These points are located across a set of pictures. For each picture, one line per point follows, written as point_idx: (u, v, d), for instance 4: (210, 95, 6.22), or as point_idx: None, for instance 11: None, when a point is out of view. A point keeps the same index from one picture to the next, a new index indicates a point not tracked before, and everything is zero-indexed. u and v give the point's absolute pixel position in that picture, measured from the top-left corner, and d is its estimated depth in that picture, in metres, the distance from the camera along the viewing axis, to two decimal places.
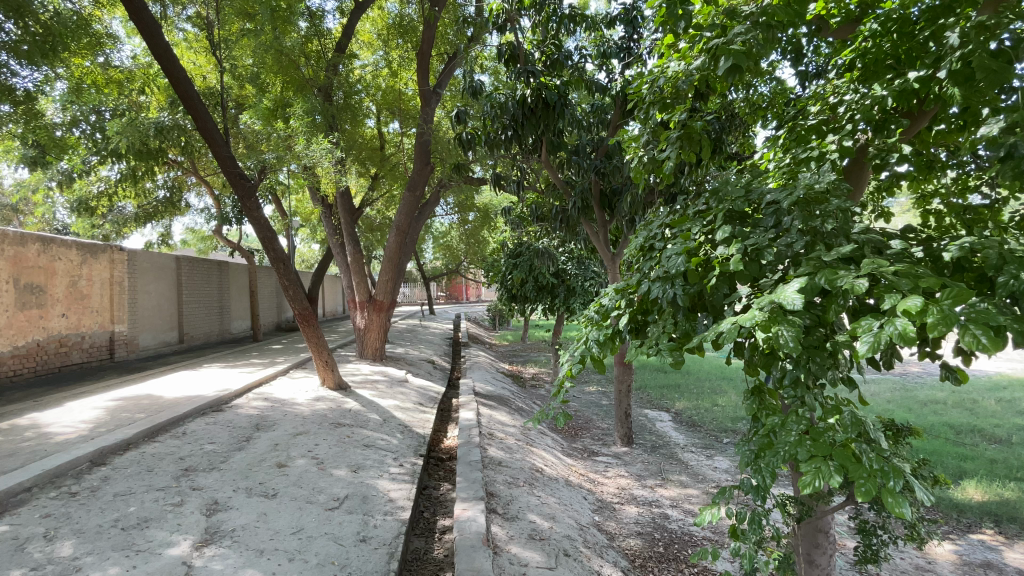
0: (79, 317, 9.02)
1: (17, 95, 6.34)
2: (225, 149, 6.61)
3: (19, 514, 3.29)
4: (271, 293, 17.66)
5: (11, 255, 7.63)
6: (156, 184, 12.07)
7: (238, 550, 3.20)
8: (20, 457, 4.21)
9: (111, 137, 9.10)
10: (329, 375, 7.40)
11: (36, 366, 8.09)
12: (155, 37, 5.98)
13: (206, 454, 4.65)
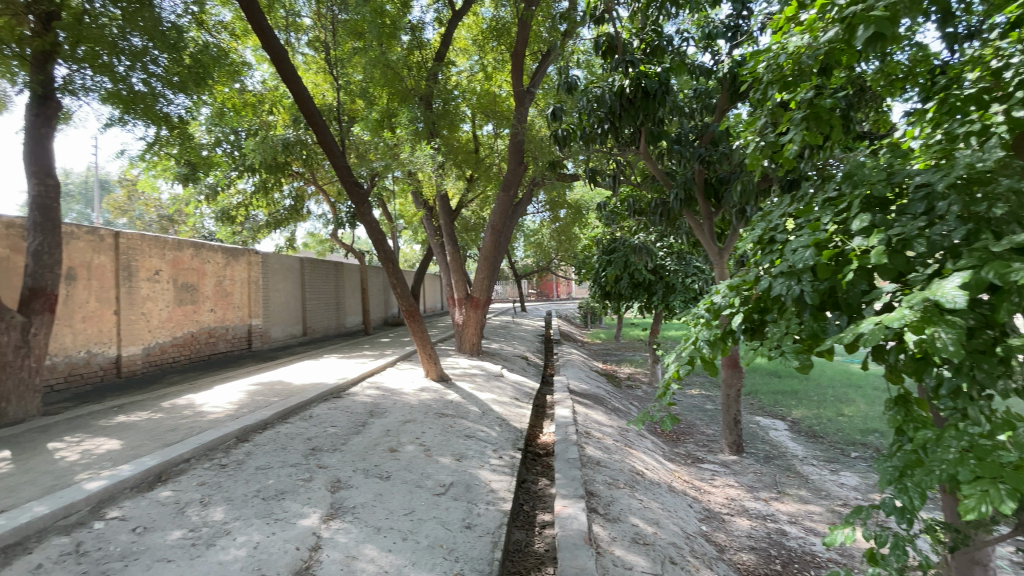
0: (224, 312, 10.41)
1: (173, 121, 7.44)
2: (341, 159, 7.17)
3: (181, 481, 3.84)
4: (378, 291, 19.03)
5: (172, 259, 9.00)
6: (283, 195, 13.59)
7: (359, 526, 3.48)
8: (183, 431, 4.95)
9: (247, 154, 10.55)
10: (432, 367, 7.81)
11: (191, 354, 9.46)
12: (283, 63, 6.63)
13: (328, 436, 5.13)
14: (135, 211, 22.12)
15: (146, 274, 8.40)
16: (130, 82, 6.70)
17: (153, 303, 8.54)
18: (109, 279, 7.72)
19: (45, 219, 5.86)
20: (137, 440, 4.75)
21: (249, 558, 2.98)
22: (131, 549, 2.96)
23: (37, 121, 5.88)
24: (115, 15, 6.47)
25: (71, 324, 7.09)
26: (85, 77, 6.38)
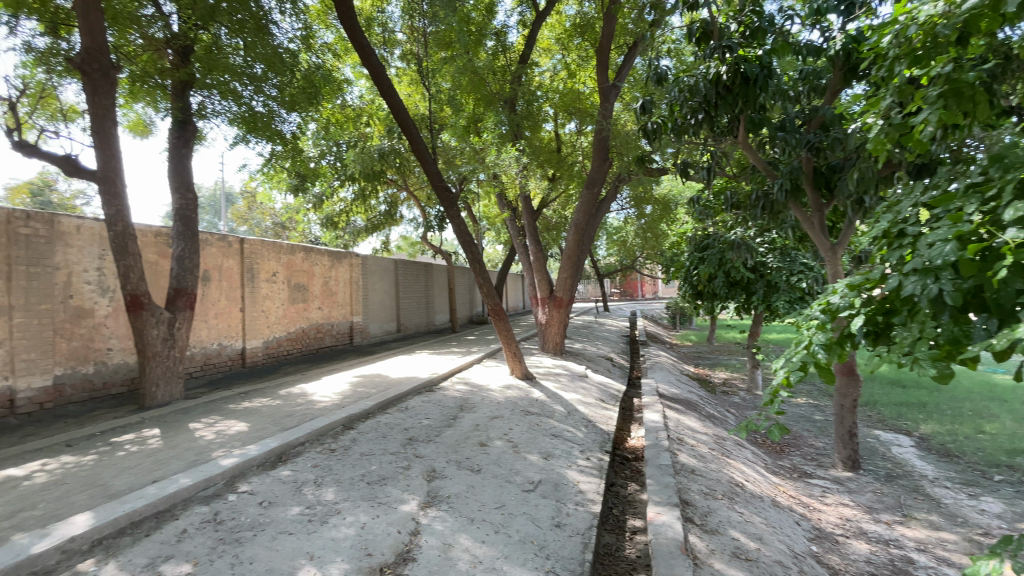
0: (329, 310, 11.37)
1: (286, 138, 8.24)
2: (432, 164, 7.49)
3: (298, 462, 4.25)
4: (465, 290, 19.68)
5: (287, 261, 10.00)
6: (378, 201, 14.51)
7: (454, 516, 3.64)
8: (298, 417, 5.49)
9: (349, 164, 11.43)
10: (518, 366, 7.94)
11: (302, 347, 10.44)
12: (380, 78, 7.05)
13: (423, 428, 5.42)
14: (255, 219, 24.80)
15: (266, 275, 9.41)
16: (250, 104, 7.53)
17: (270, 302, 9.54)
18: (236, 280, 8.74)
19: (185, 227, 6.80)
20: (259, 423, 5.33)
21: (357, 537, 3.23)
22: (259, 520, 3.33)
23: (178, 142, 6.83)
24: (238, 45, 7.29)
25: (206, 319, 8.13)
26: (215, 102, 7.27)
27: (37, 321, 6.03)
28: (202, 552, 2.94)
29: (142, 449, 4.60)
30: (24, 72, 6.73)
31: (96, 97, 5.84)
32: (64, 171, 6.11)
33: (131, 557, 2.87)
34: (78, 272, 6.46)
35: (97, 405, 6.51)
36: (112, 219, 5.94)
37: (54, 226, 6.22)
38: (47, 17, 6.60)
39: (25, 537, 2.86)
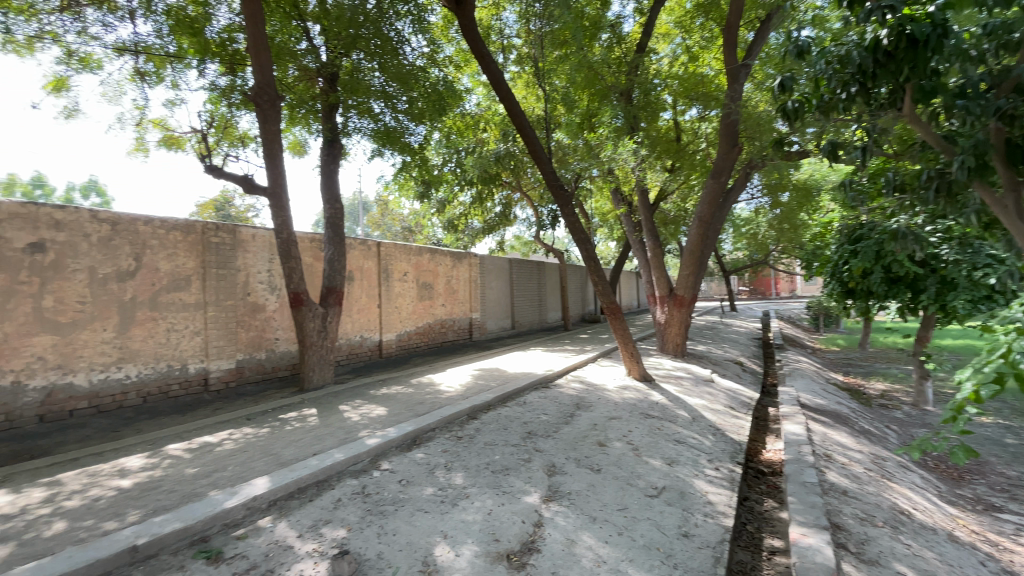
0: (452, 307, 12.08)
1: (413, 148, 8.93)
2: (548, 164, 7.52)
3: (430, 447, 4.60)
4: (577, 288, 19.60)
5: (415, 262, 10.83)
6: (494, 202, 15.02)
7: (576, 512, 3.66)
8: (427, 406, 5.93)
9: (468, 169, 12.05)
10: (635, 366, 7.70)
11: (428, 342, 11.23)
12: (500, 84, 7.27)
13: (542, 423, 5.52)
14: (387, 225, 27.26)
15: (398, 274, 10.30)
16: (384, 120, 8.29)
17: (402, 299, 10.42)
18: (374, 279, 9.70)
19: (335, 232, 7.71)
20: (396, 409, 5.87)
21: (485, 522, 3.40)
22: (399, 496, 3.66)
23: (327, 159, 7.76)
24: (372, 66, 8.03)
25: (350, 313, 9.13)
26: (355, 120, 8.11)
27: (224, 314, 7.28)
28: (354, 520, 3.32)
29: (303, 426, 5.33)
30: (211, 107, 8.15)
31: (266, 124, 6.88)
32: (243, 189, 7.29)
33: (298, 518, 3.32)
34: (253, 273, 7.67)
35: (267, 386, 7.68)
36: (279, 228, 6.95)
37: (235, 235, 7.44)
38: (228, 59, 7.95)
39: (220, 494, 3.46)
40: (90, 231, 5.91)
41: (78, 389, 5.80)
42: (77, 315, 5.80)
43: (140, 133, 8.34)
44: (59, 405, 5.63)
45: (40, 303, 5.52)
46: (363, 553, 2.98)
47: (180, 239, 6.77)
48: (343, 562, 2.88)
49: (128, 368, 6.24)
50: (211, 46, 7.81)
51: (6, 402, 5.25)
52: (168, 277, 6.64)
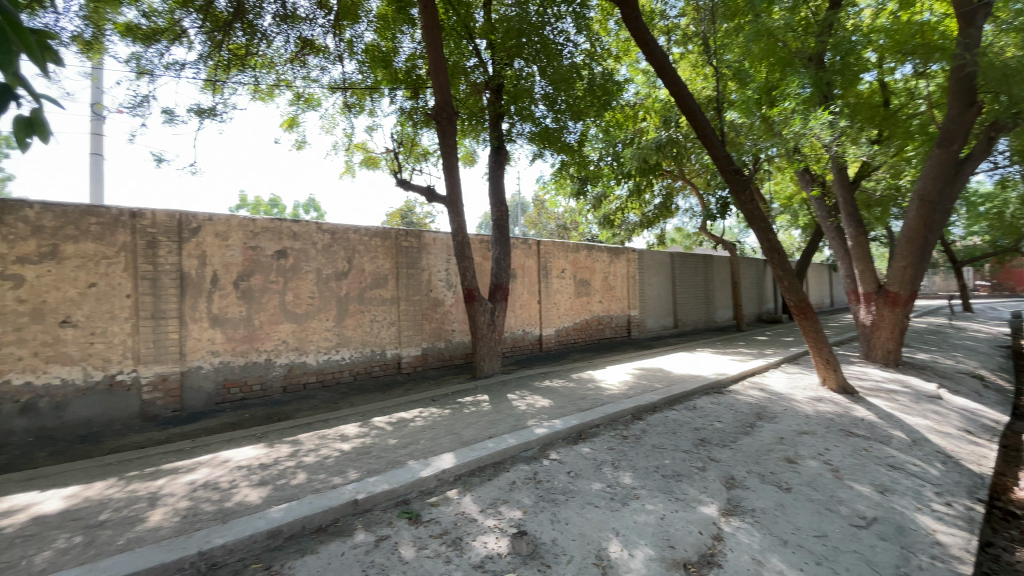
0: (610, 303, 11.95)
1: (572, 146, 9.05)
2: (720, 149, 6.89)
3: (597, 442, 4.65)
4: (751, 284, 17.69)
5: (574, 259, 10.97)
6: (653, 194, 14.37)
7: (761, 531, 3.33)
8: (591, 401, 5.98)
9: (626, 162, 11.80)
10: (830, 376, 6.70)
11: (586, 338, 11.29)
12: (664, 69, 6.87)
13: (716, 431, 5.14)
14: (543, 223, 28.14)
15: (557, 271, 10.55)
16: (545, 122, 8.55)
17: (561, 295, 10.66)
18: (535, 277, 10.11)
19: (502, 234, 8.22)
20: (560, 402, 6.04)
21: (658, 526, 3.30)
22: (569, 487, 3.77)
23: (495, 166, 8.31)
24: (533, 71, 8.31)
25: (514, 309, 9.65)
26: (519, 126, 8.50)
27: (412, 308, 8.32)
28: (528, 504, 3.51)
29: (478, 410, 5.83)
30: (399, 129, 9.36)
31: (445, 138, 7.65)
32: (425, 198, 8.21)
33: (479, 494, 3.64)
34: (434, 273, 8.62)
35: (445, 372, 8.59)
36: (456, 231, 7.68)
37: (420, 239, 8.45)
38: (411, 85, 9.04)
39: (415, 464, 3.98)
40: (317, 240, 7.28)
41: (309, 367, 7.19)
42: (309, 307, 7.18)
43: (348, 157, 9.99)
44: (296, 378, 7.06)
45: (284, 298, 6.95)
46: (539, 535, 3.13)
47: (379, 244, 7.93)
48: (521, 541, 3.07)
49: (342, 351, 7.53)
50: (399, 74, 8.96)
51: (263, 374, 6.76)
52: (371, 276, 7.85)
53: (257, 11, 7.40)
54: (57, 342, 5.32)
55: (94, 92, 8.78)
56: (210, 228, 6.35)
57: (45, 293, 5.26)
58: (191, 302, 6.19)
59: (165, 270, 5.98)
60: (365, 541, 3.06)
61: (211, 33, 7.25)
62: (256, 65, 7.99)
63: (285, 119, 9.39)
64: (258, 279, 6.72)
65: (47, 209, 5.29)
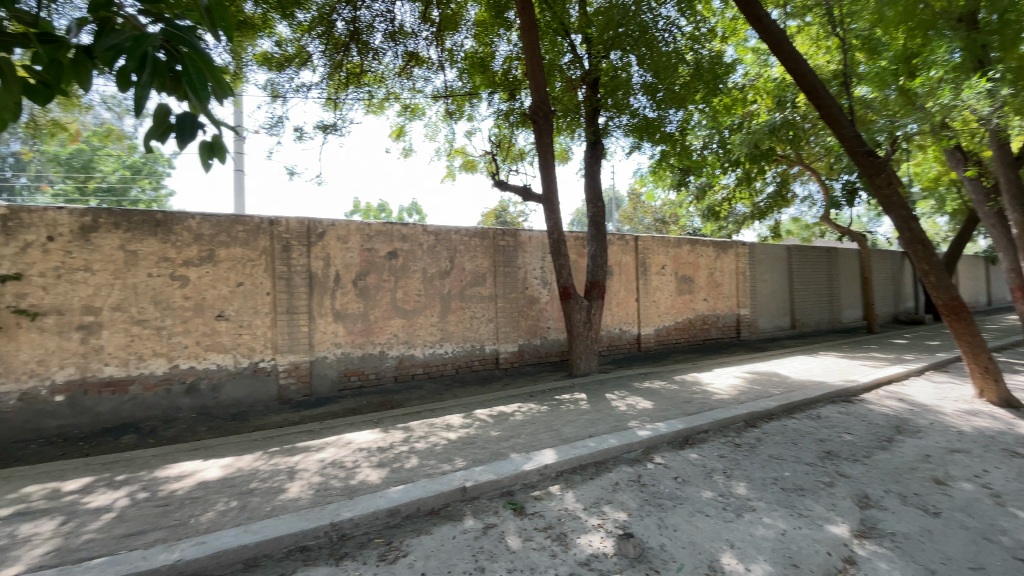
0: (716, 301, 11.25)
1: (671, 136, 8.64)
2: (850, 128, 6.11)
3: (705, 449, 4.45)
4: (884, 279, 15.61)
5: (675, 255, 10.49)
6: (765, 182, 13.25)
7: (903, 559, 2.94)
8: (697, 405, 5.71)
9: (734, 149, 11.01)
10: (990, 388, 5.76)
11: (689, 338, 10.75)
12: (782, 46, 6.18)
13: (844, 443, 4.64)
14: (640, 218, 27.19)
15: (657, 268, 10.16)
16: (644, 113, 8.26)
17: (661, 293, 10.24)
18: (633, 273, 9.83)
19: (598, 230, 8.11)
20: (663, 404, 5.83)
21: (778, 542, 3.06)
22: (677, 493, 3.64)
23: (591, 161, 8.22)
24: (630, 60, 8.02)
25: (612, 306, 9.48)
26: (616, 119, 8.29)
27: (509, 305, 8.51)
28: (633, 506, 3.44)
29: (577, 408, 5.83)
30: (497, 130, 9.60)
31: (542, 137, 7.71)
32: (521, 197, 8.36)
33: (582, 492, 3.65)
34: (530, 271, 8.73)
35: (542, 368, 8.70)
36: (551, 230, 7.71)
37: (517, 238, 8.62)
38: (508, 86, 9.24)
39: (518, 457, 4.09)
40: (422, 241, 7.74)
41: (417, 359, 7.68)
42: (416, 304, 7.66)
43: (449, 161, 10.48)
44: (406, 369, 7.58)
45: (395, 295, 7.48)
46: (645, 539, 3.06)
47: (478, 244, 8.24)
48: (627, 543, 3.01)
49: (446, 346, 7.93)
50: (496, 77, 9.17)
51: (377, 365, 7.34)
52: (471, 275, 8.17)
53: (368, 30, 8.01)
54: (214, 333, 6.23)
55: (238, 117, 10.12)
56: (333, 232, 7.03)
57: (205, 291, 6.18)
58: (318, 299, 6.91)
59: (297, 270, 6.73)
60: (474, 527, 3.21)
61: (331, 55, 7.99)
62: (368, 81, 8.65)
63: (394, 129, 10.09)
64: (373, 278, 7.31)
65: (205, 220, 6.20)
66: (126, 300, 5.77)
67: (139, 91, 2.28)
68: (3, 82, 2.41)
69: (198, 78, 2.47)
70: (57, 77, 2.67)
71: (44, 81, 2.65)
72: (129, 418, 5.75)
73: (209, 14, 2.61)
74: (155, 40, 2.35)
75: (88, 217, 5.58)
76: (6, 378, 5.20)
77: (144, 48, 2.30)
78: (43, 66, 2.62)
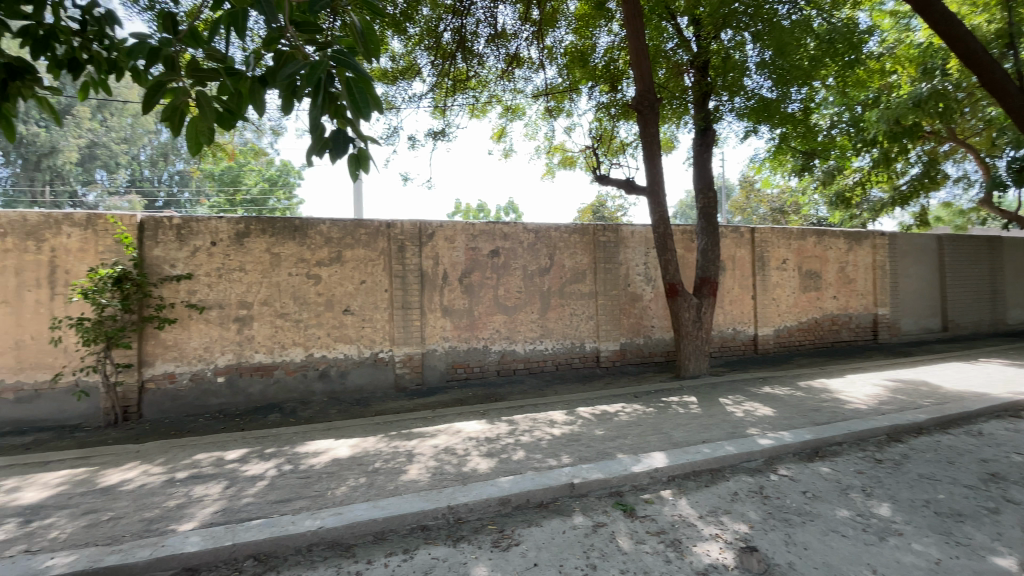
0: (847, 299, 10.05)
1: (791, 117, 7.84)
2: (1020, 96, 5.11)
3: (839, 464, 4.01)
4: None
5: (798, 248, 9.54)
6: (909, 162, 11.55)
7: None
8: (826, 414, 5.17)
9: (870, 126, 9.72)
10: None
11: (815, 339, 9.73)
12: (930, 6, 5.07)
13: (1017, 466, 3.92)
14: (754, 208, 25.06)
15: (776, 263, 9.33)
16: (758, 94, 7.62)
17: (781, 290, 9.38)
18: (748, 269, 9.12)
19: (708, 222, 7.66)
20: (785, 412, 5.36)
21: (933, 573, 2.66)
22: (806, 508, 3.33)
23: (700, 149, 7.77)
24: (743, 39, 7.44)
25: (723, 304, 8.90)
26: (728, 103, 7.73)
27: (611, 302, 8.34)
28: (755, 519, 3.21)
29: (687, 412, 5.56)
30: (597, 125, 9.45)
31: (646, 128, 7.43)
32: (624, 190, 8.14)
33: (697, 499, 3.49)
34: (633, 267, 8.49)
35: (646, 369, 8.42)
36: (657, 223, 7.43)
37: (619, 233, 8.42)
38: (608, 78, 9.06)
39: (627, 458, 4.02)
40: (523, 239, 7.88)
41: (519, 355, 7.84)
42: (518, 300, 7.83)
43: (549, 158, 10.53)
44: (508, 364, 7.78)
45: (497, 292, 7.71)
46: (771, 555, 2.84)
47: (579, 241, 8.20)
48: (750, 557, 2.82)
49: (546, 342, 8.00)
50: (597, 70, 9.03)
51: (481, 358, 7.63)
52: (572, 271, 8.15)
53: (473, 37, 8.31)
54: (341, 326, 6.90)
55: None
56: (442, 233, 7.43)
57: (334, 288, 6.87)
58: (428, 296, 7.35)
59: (410, 269, 7.21)
60: (583, 524, 3.21)
61: (439, 65, 8.42)
62: (473, 87, 9.00)
63: (496, 131, 10.38)
64: (477, 276, 7.60)
65: (334, 224, 6.89)
66: (272, 296, 6.60)
67: (312, 114, 2.45)
68: (201, 112, 2.87)
69: (361, 97, 2.51)
70: (237, 104, 3.11)
71: (228, 108, 3.11)
72: (274, 399, 6.59)
73: (360, 38, 2.82)
74: (327, 64, 2.47)
75: (241, 224, 6.48)
76: (182, 361, 6.23)
77: (317, 73, 2.43)
78: (228, 95, 3.08)
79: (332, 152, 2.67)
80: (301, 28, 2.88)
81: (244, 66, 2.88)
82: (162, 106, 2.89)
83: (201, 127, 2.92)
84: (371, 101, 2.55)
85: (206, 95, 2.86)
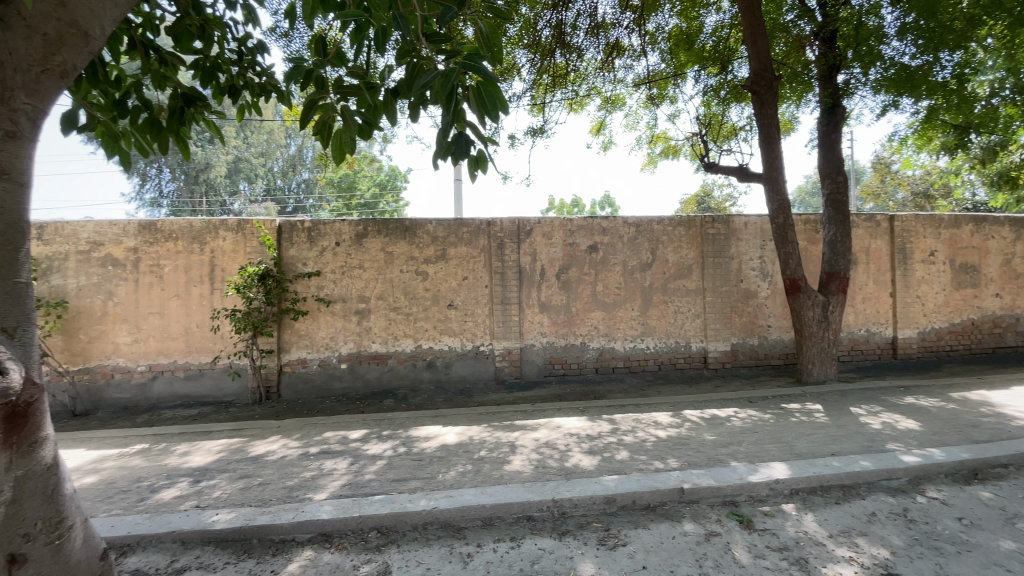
0: (1015, 298, 8.46)
1: (940, 86, 6.76)
2: None
3: (1005, 489, 3.42)
4: None
5: (949, 237, 8.21)
6: None
7: None
8: (986, 430, 4.42)
9: None
10: None
11: (970, 344, 8.33)
12: None
13: None
14: (891, 192, 21.93)
15: (921, 255, 8.12)
16: (898, 63, 6.67)
17: (926, 287, 8.15)
18: (884, 262, 8.04)
19: (837, 211, 6.88)
20: (933, 426, 4.66)
21: None
22: (962, 538, 2.88)
23: (826, 129, 6.99)
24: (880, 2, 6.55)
25: (853, 303, 7.95)
26: (860, 76, 6.86)
27: (720, 299, 7.83)
28: (898, 544, 2.84)
29: (810, 421, 5.06)
30: (704, 110, 8.88)
31: (763, 109, 6.83)
32: (738, 178, 7.57)
33: (825, 517, 3.17)
34: (745, 261, 7.89)
35: (759, 372, 7.80)
36: (776, 213, 6.83)
37: (729, 225, 7.87)
38: (716, 60, 8.50)
39: (742, 466, 3.76)
40: (623, 233, 7.69)
41: (618, 352, 7.67)
42: (617, 296, 7.67)
43: (650, 149, 10.13)
44: (607, 362, 7.65)
45: (595, 288, 7.62)
46: None
47: (684, 234, 7.81)
48: None
49: (648, 340, 7.74)
50: (704, 52, 8.48)
51: (580, 355, 7.60)
52: (676, 266, 7.78)
53: (572, 31, 8.22)
54: (446, 320, 7.27)
55: None
56: (539, 230, 7.51)
57: (440, 284, 7.26)
58: (527, 292, 7.47)
59: (509, 266, 7.38)
60: (694, 531, 3.08)
61: (538, 62, 8.47)
62: (571, 81, 8.92)
63: (594, 125, 10.21)
64: (575, 272, 7.57)
65: (439, 224, 7.28)
66: (386, 292, 7.14)
67: (446, 121, 2.57)
68: (347, 125, 3.22)
69: (489, 100, 2.60)
70: (374, 115, 3.43)
71: (365, 120, 3.44)
72: (388, 386, 7.13)
73: (485, 43, 2.92)
74: (458, 73, 2.59)
75: (360, 226, 7.09)
76: (312, 348, 6.98)
77: (451, 82, 2.56)
78: (366, 107, 3.39)
79: (456, 155, 2.79)
80: (431, 39, 3.09)
81: (380, 80, 3.14)
82: (313, 122, 3.18)
83: (345, 139, 3.26)
84: (498, 103, 2.64)
85: (349, 109, 3.20)
